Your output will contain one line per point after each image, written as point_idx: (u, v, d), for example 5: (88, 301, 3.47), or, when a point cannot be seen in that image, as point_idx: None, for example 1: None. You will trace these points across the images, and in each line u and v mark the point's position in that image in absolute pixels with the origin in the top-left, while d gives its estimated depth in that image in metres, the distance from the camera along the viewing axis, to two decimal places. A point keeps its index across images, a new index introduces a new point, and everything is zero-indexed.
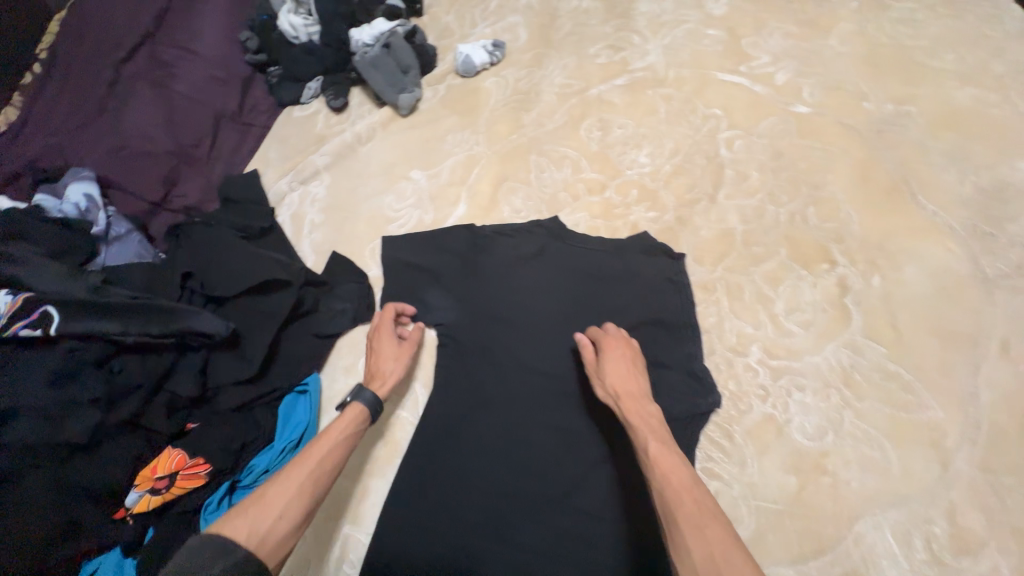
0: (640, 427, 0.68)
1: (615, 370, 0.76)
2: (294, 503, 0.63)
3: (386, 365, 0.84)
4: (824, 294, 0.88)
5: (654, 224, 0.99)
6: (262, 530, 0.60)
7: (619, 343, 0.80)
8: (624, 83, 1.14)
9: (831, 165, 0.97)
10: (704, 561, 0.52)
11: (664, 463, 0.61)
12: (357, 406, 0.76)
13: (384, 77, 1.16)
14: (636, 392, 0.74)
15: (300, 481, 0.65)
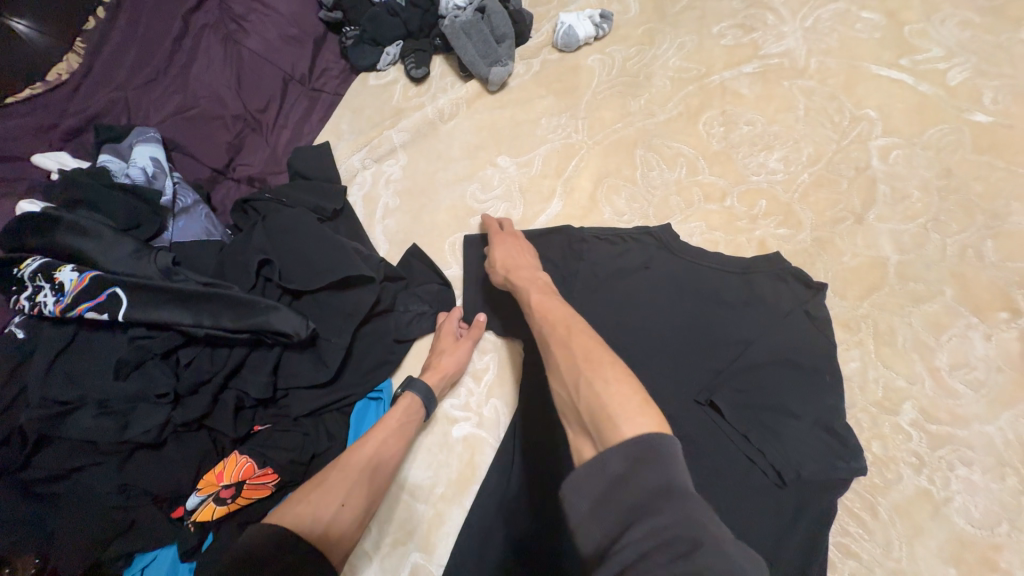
0: (523, 288, 0.71)
1: (501, 247, 0.81)
2: (355, 490, 0.63)
3: (439, 359, 0.81)
4: (1001, 350, 0.73)
5: (785, 244, 0.84)
6: (325, 519, 0.58)
7: (507, 230, 0.85)
8: (754, 70, 0.98)
9: (1017, 192, 0.80)
10: (569, 369, 0.54)
11: (542, 309, 0.65)
12: (409, 395, 0.75)
13: (476, 48, 1.02)
14: (524, 262, 0.78)
15: (358, 471, 0.65)
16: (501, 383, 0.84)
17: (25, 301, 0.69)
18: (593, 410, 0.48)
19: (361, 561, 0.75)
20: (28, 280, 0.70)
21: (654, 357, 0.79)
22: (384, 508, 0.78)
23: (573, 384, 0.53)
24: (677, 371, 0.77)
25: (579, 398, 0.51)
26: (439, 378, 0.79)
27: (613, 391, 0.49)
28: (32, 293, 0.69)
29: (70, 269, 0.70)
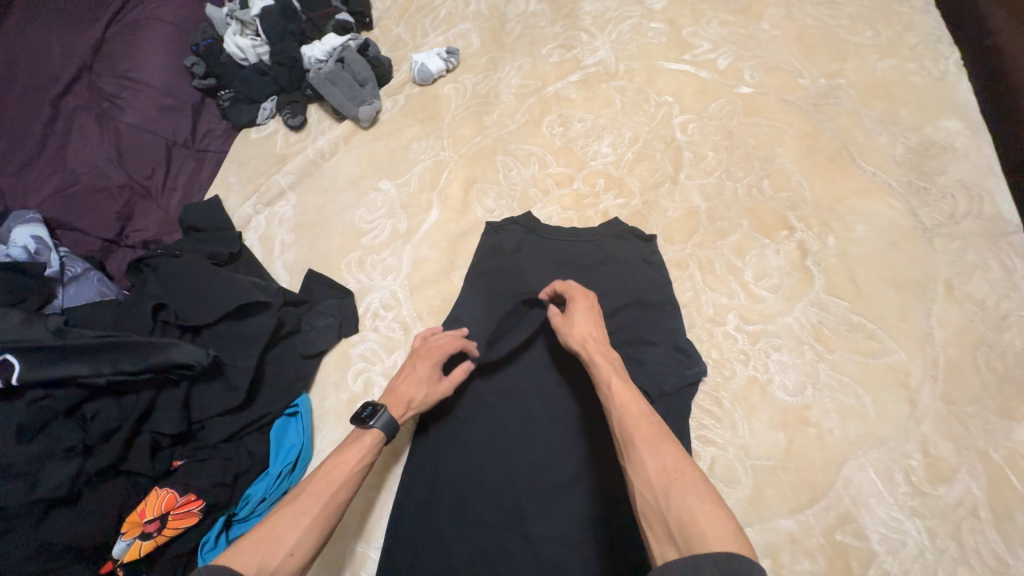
0: (602, 366, 0.72)
1: (581, 319, 0.80)
2: (307, 536, 0.61)
3: (413, 390, 0.79)
4: (787, 259, 0.93)
5: (622, 211, 1.03)
6: (271, 568, 0.57)
7: (582, 297, 0.83)
8: (579, 79, 1.19)
9: (778, 140, 1.03)
10: (658, 472, 0.57)
11: (625, 396, 0.67)
12: (375, 435, 0.72)
13: (342, 92, 1.16)
14: (599, 337, 0.78)
15: (312, 514, 0.62)
16: None
17: None
18: (683, 522, 0.52)
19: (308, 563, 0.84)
20: None
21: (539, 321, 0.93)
22: None
23: (660, 484, 0.56)
24: None
25: (665, 505, 0.54)
26: (405, 414, 0.77)
27: (707, 509, 0.52)
28: None
29: None
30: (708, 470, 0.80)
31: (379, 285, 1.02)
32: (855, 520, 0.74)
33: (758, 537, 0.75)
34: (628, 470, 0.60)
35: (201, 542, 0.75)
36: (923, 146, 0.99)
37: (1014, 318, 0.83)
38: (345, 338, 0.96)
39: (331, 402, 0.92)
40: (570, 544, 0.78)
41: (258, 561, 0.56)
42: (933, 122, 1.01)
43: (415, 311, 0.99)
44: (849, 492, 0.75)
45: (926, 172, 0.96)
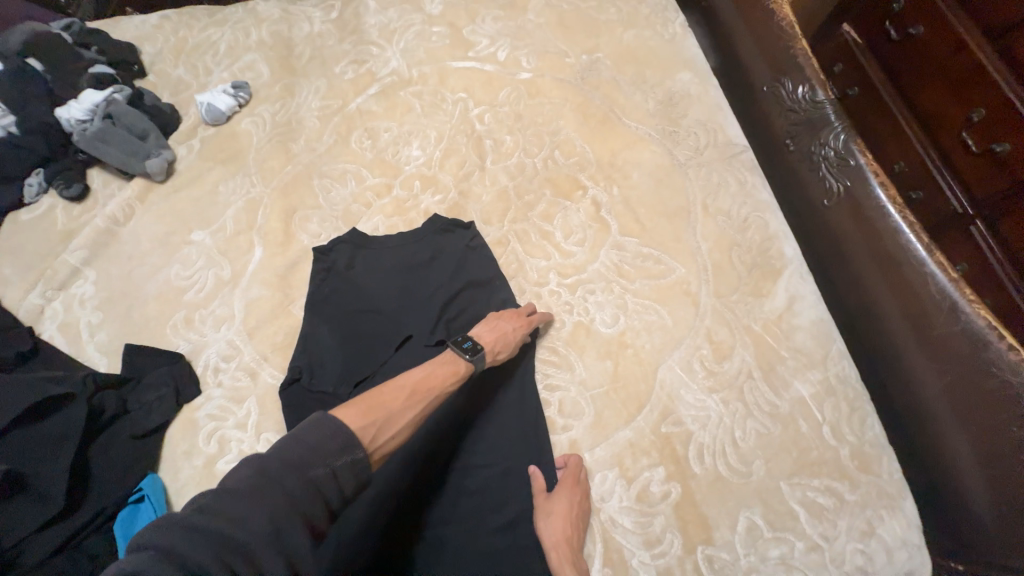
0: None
1: (559, 520, 0.79)
2: (405, 428, 0.66)
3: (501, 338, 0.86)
4: (587, 215, 1.07)
5: (442, 206, 1.10)
6: (379, 441, 0.62)
7: (575, 487, 0.82)
8: (377, 91, 1.23)
9: (560, 114, 1.17)
10: None
11: None
12: (467, 368, 0.79)
13: (119, 149, 1.07)
14: (575, 537, 0.79)
15: (412, 412, 0.68)
16: (266, 417, 0.91)
17: None
18: None
19: None
20: None
21: (388, 327, 0.96)
22: None
23: None
24: (409, 327, 0.95)
25: None
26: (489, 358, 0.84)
27: None
28: None
29: None
30: (558, 411, 0.91)
31: (213, 339, 0.97)
32: (673, 412, 0.89)
33: (606, 452, 0.87)
34: None
35: None
36: (668, 98, 1.19)
37: (752, 219, 1.05)
38: (186, 403, 0.92)
39: (185, 473, 0.87)
40: (452, 521, 0.82)
41: (375, 431, 0.61)
42: (672, 77, 1.22)
43: (259, 353, 0.96)
44: (665, 390, 0.91)
45: (673, 118, 1.16)
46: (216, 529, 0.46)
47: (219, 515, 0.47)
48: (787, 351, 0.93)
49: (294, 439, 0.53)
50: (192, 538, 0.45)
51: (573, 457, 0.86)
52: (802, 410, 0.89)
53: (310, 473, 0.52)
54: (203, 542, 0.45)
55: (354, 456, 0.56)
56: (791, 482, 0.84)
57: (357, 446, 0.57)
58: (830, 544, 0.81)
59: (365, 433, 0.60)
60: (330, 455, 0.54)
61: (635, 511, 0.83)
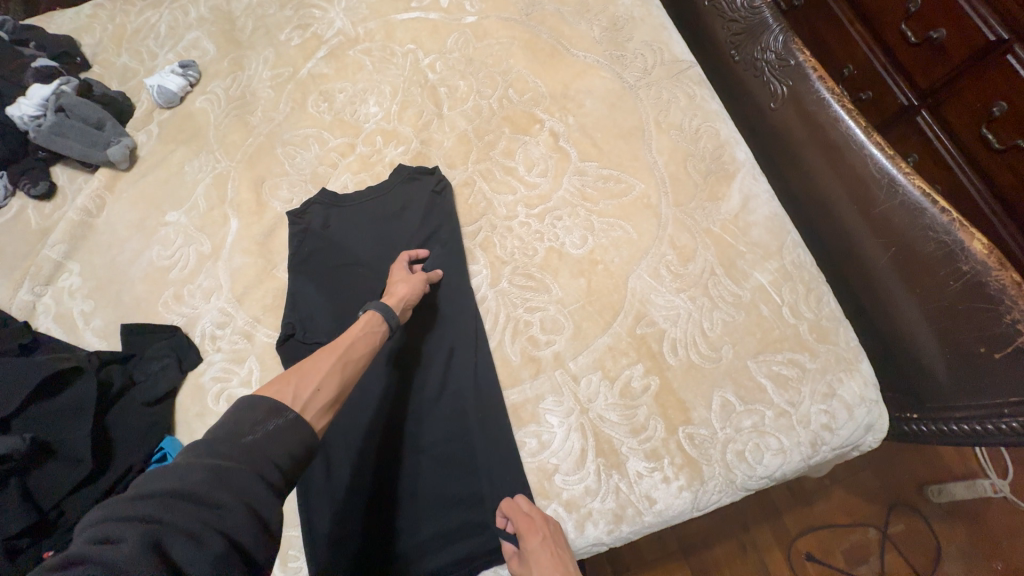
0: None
1: (540, 565, 0.74)
2: (330, 377, 0.70)
3: (397, 286, 0.91)
4: (546, 146, 1.11)
5: (406, 156, 1.12)
6: (304, 397, 0.66)
7: (533, 524, 0.79)
8: (326, 53, 1.23)
9: (509, 53, 1.19)
10: None
11: None
12: (368, 313, 0.82)
13: (79, 141, 1.08)
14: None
15: (330, 362, 0.72)
16: (268, 372, 0.96)
17: None
18: None
19: None
20: None
21: (372, 274, 1.01)
22: None
23: None
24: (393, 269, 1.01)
25: None
26: (398, 302, 0.88)
27: None
28: None
29: None
30: (540, 329, 0.97)
31: (205, 309, 1.01)
32: (646, 314, 0.96)
33: (588, 358, 0.94)
34: None
35: None
36: (613, 23, 1.21)
37: (703, 130, 1.10)
38: (190, 369, 0.96)
39: (201, 433, 0.92)
40: (453, 436, 0.92)
41: (295, 392, 0.66)
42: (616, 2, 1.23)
43: (251, 317, 1.01)
44: (636, 297, 0.98)
45: (620, 42, 1.19)
46: (154, 491, 0.50)
47: (159, 479, 0.51)
48: (745, 246, 1.00)
49: (221, 421, 0.59)
50: (138, 500, 0.49)
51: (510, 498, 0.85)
52: (763, 296, 0.96)
53: (242, 440, 0.56)
54: (147, 502, 0.49)
55: (285, 418, 0.62)
56: (757, 360, 0.92)
57: (287, 408, 0.63)
58: (796, 408, 0.90)
59: (283, 396, 0.64)
60: (257, 422, 0.59)
61: (620, 406, 0.91)
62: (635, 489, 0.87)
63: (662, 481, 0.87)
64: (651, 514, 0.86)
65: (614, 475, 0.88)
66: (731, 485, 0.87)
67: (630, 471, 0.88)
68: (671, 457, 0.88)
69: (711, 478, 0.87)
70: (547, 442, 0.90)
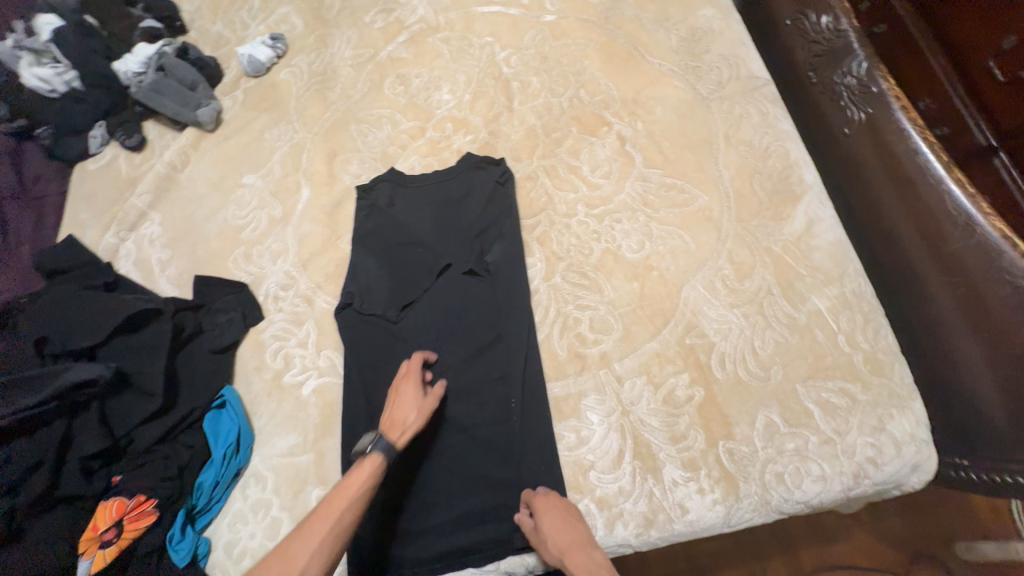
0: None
1: (552, 527, 0.78)
2: (318, 556, 0.68)
3: (405, 413, 0.84)
4: (612, 149, 1.12)
5: (474, 145, 1.15)
6: None
7: (549, 496, 0.83)
8: (406, 38, 1.27)
9: (585, 54, 1.21)
10: None
11: None
12: (372, 460, 0.77)
13: (174, 100, 1.15)
14: (581, 541, 0.77)
15: (318, 537, 0.69)
16: (325, 336, 1.01)
17: None
18: None
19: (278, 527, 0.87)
20: None
21: (431, 253, 1.04)
22: (273, 481, 0.90)
23: None
24: (453, 252, 1.04)
25: None
26: (406, 437, 0.82)
27: None
28: None
29: None
30: (589, 327, 0.99)
31: (271, 271, 1.07)
32: (696, 325, 0.97)
33: (634, 361, 0.95)
34: None
35: (167, 538, 0.82)
36: (691, 34, 1.21)
37: (773, 149, 1.09)
38: (252, 325, 1.02)
39: (256, 385, 0.97)
40: (493, 422, 0.93)
41: None
42: (696, 13, 1.23)
43: (313, 282, 1.05)
44: (689, 307, 0.98)
45: (697, 53, 1.19)
46: None
47: None
48: (805, 269, 0.99)
49: None
50: None
51: (533, 487, 0.88)
52: (818, 321, 0.95)
53: None
54: None
55: None
56: (807, 384, 0.91)
57: None
58: (842, 437, 0.88)
59: None
60: None
61: (662, 412, 0.92)
62: (668, 496, 0.87)
63: (696, 492, 0.87)
64: (682, 523, 0.86)
65: (649, 479, 0.88)
66: (765, 506, 0.86)
67: (665, 478, 0.88)
68: (708, 469, 0.88)
69: (747, 495, 0.86)
70: (586, 438, 0.91)
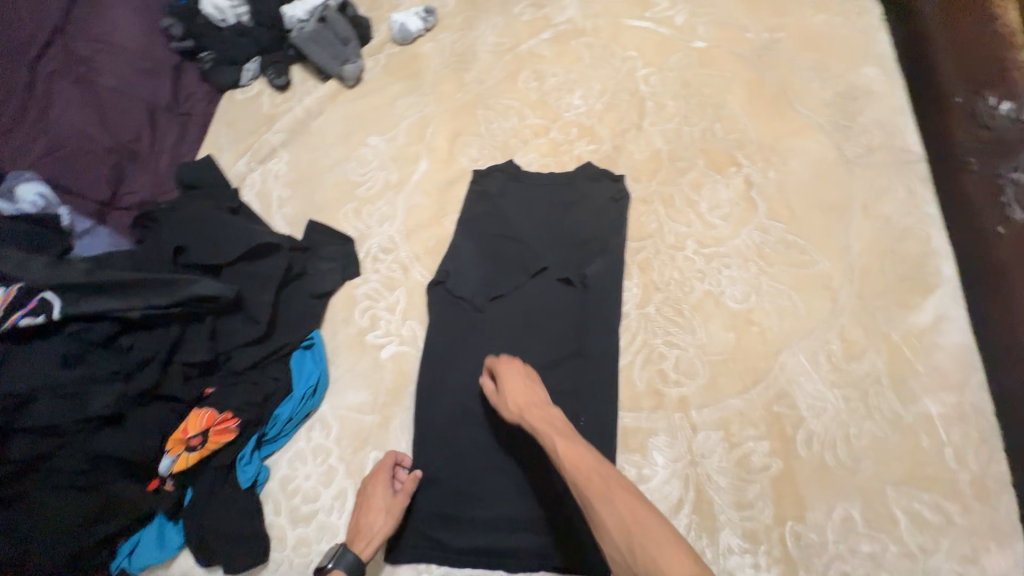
0: (544, 429, 0.77)
1: (512, 384, 0.84)
2: None
3: (373, 520, 0.83)
4: (735, 191, 1.08)
5: (595, 155, 1.14)
6: None
7: (513, 360, 0.88)
8: (550, 36, 1.28)
9: (728, 89, 1.17)
10: (620, 529, 0.61)
11: (575, 462, 0.70)
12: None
13: (325, 51, 1.22)
14: (538, 400, 0.82)
15: None
16: (413, 307, 1.03)
17: None
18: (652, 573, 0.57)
19: (332, 475, 0.91)
20: None
21: (533, 250, 1.03)
22: (337, 431, 0.94)
23: (626, 544, 0.60)
24: (554, 255, 1.03)
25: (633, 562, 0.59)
26: (373, 546, 0.81)
27: (664, 546, 0.58)
28: None
29: None
30: (673, 367, 0.96)
31: (376, 231, 1.10)
32: (789, 395, 0.91)
33: (713, 414, 0.92)
34: (597, 533, 0.64)
35: (238, 457, 0.88)
36: (847, 91, 1.14)
37: (912, 231, 1.01)
38: (349, 280, 1.06)
39: (341, 336, 1.01)
40: None
41: None
42: (857, 70, 1.16)
43: (412, 253, 1.08)
44: (784, 374, 0.93)
45: (850, 112, 1.12)
46: None
47: None
48: (923, 367, 0.91)
49: None
50: None
51: (494, 354, 0.95)
52: (926, 426, 0.88)
53: None
54: None
55: None
56: (898, 489, 0.84)
57: None
58: (926, 557, 0.81)
59: None
60: None
61: (732, 473, 0.88)
62: (719, 561, 0.83)
63: (750, 565, 0.83)
64: None
65: (703, 538, 0.85)
66: None
67: (720, 542, 0.84)
68: (769, 547, 0.83)
69: None
70: (646, 477, 0.89)
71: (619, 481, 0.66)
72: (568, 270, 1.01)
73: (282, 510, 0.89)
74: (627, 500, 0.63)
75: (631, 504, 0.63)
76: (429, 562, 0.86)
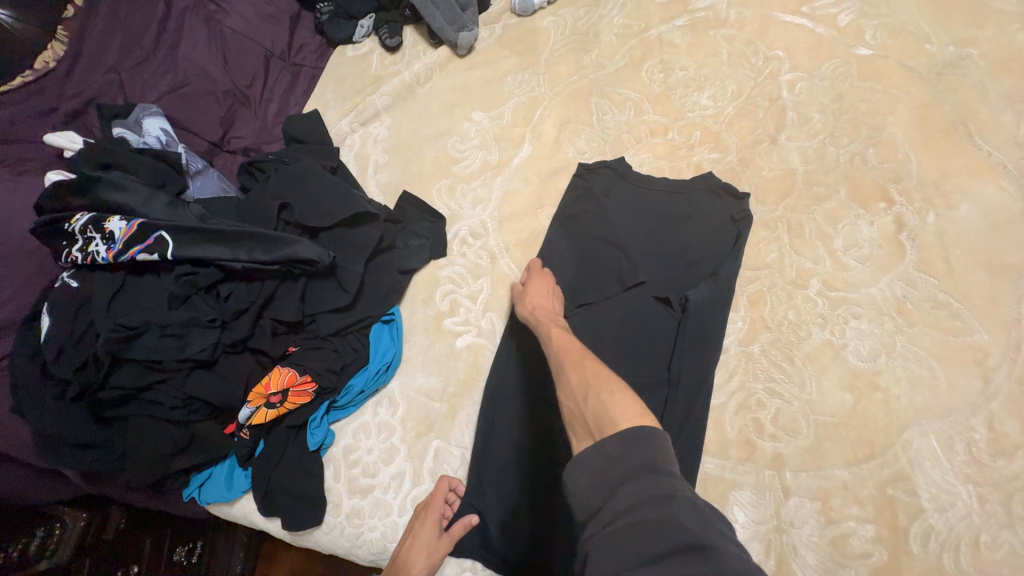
0: (545, 322, 0.83)
1: (535, 289, 0.90)
2: None
3: (416, 557, 0.79)
4: (881, 232, 0.93)
5: (717, 165, 1.02)
6: None
7: (544, 273, 0.93)
8: (685, 23, 1.14)
9: (891, 108, 1.00)
10: (581, 389, 0.66)
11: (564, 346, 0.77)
12: None
13: (443, 15, 1.13)
14: (551, 308, 0.88)
15: None
16: (495, 299, 0.98)
17: (77, 252, 0.81)
18: (597, 414, 0.60)
19: (393, 455, 0.90)
20: (79, 231, 0.82)
21: (632, 260, 0.94)
22: (404, 412, 0.92)
23: (583, 395, 0.65)
24: (655, 270, 0.94)
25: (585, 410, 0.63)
26: None
27: (614, 401, 0.61)
28: (84, 243, 0.81)
29: (117, 220, 0.83)
30: (772, 419, 0.85)
31: (468, 214, 1.06)
32: (908, 479, 0.79)
33: (812, 481, 0.81)
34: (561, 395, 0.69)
35: (309, 419, 0.88)
36: None
37: None
38: (434, 260, 1.02)
39: (418, 316, 0.99)
40: None
41: None
42: None
43: (502, 242, 1.03)
44: (907, 453, 0.80)
45: None
46: None
47: None
48: None
49: None
50: None
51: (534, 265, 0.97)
52: None
53: None
54: None
55: None
56: None
57: None
58: None
59: None
60: None
61: (824, 552, 0.78)
62: None
63: None
64: None
65: None
66: None
67: None
68: None
69: None
70: None
71: (596, 363, 0.71)
72: (668, 290, 0.92)
73: (341, 477, 0.90)
74: (596, 372, 0.69)
75: (598, 374, 0.68)
76: (475, 562, 0.85)
